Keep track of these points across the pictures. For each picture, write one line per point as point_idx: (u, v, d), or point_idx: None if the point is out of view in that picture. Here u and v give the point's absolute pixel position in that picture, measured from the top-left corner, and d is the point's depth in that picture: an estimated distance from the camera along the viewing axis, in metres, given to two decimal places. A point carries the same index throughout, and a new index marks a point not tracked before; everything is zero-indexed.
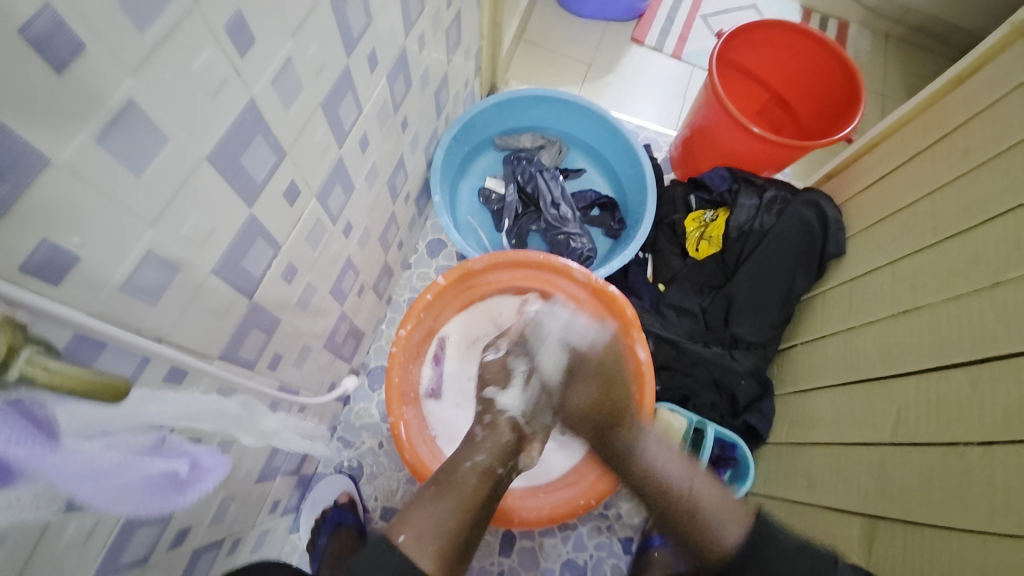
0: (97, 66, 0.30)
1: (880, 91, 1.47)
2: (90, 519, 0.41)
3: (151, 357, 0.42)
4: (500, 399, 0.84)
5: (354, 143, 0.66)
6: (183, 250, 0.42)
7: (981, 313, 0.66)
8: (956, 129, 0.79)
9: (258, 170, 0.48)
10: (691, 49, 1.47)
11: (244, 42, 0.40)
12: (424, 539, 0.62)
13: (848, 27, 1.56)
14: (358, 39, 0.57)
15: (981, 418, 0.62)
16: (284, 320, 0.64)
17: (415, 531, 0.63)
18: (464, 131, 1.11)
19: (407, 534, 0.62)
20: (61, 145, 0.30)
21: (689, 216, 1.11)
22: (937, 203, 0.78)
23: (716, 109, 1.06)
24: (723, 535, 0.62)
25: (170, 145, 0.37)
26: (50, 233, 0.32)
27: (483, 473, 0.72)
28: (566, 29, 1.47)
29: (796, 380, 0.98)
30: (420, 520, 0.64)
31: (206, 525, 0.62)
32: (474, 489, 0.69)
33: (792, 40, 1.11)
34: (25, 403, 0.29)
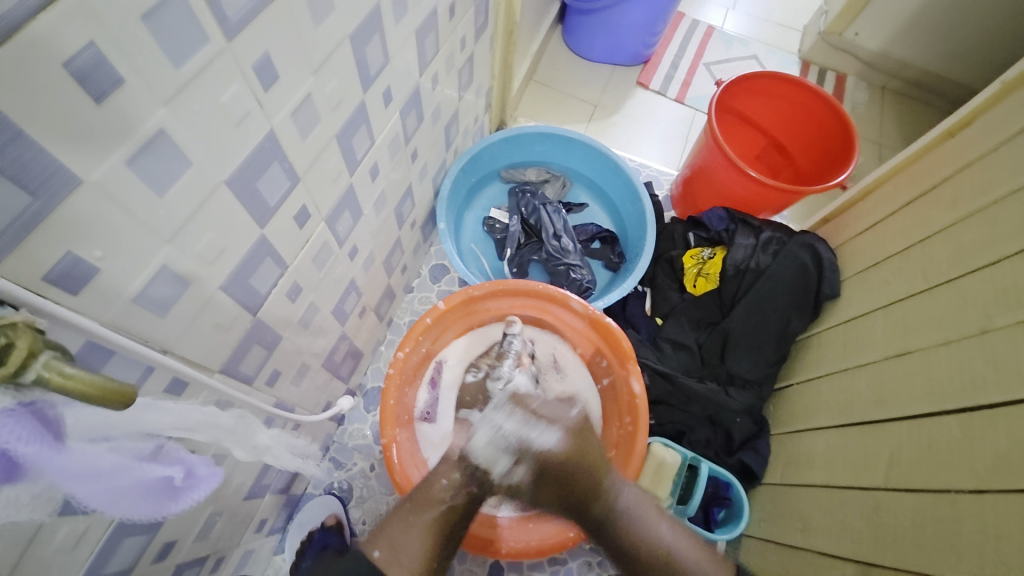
0: (133, 97, 0.33)
1: (877, 140, 1.52)
2: (81, 525, 0.42)
3: (155, 366, 0.44)
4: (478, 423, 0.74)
5: (365, 171, 0.69)
6: (195, 266, 0.44)
7: (971, 359, 0.66)
8: (946, 180, 0.82)
9: (271, 194, 0.50)
10: (693, 94, 1.53)
11: (269, 78, 0.43)
12: (398, 552, 0.63)
13: (846, 80, 1.63)
14: (375, 77, 0.61)
15: (972, 465, 0.62)
16: (285, 337, 0.66)
17: (388, 543, 0.63)
18: (472, 163, 1.16)
19: (382, 549, 0.62)
20: (94, 166, 0.33)
21: (686, 253, 1.14)
22: (927, 250, 0.80)
23: (714, 152, 1.10)
24: None
25: (193, 169, 0.40)
26: (75, 246, 0.34)
27: (456, 493, 0.69)
28: (574, 72, 1.54)
29: (791, 419, 0.98)
30: (393, 532, 0.65)
31: (191, 540, 0.62)
32: (447, 505, 0.68)
33: (788, 91, 1.16)
34: (38, 404, 0.31)
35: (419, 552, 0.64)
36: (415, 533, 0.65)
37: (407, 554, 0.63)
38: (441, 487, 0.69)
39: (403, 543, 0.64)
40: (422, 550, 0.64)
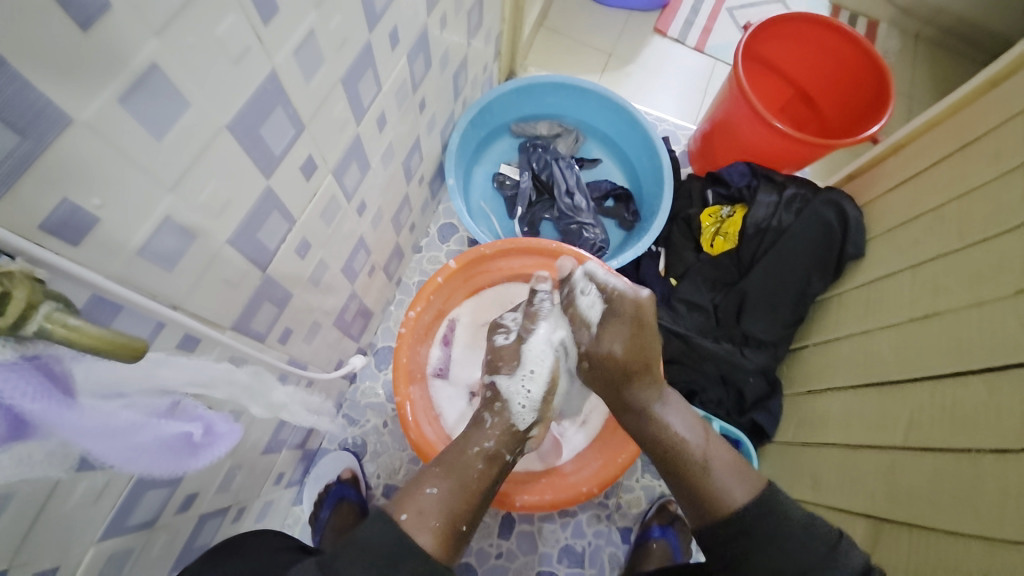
0: (122, 25, 0.30)
1: (908, 92, 1.43)
2: (102, 478, 0.42)
3: (166, 322, 0.43)
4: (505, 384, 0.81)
5: (372, 121, 0.65)
6: (200, 218, 0.42)
7: (1005, 320, 0.64)
8: (988, 133, 0.77)
9: (276, 141, 0.47)
10: (714, 42, 1.44)
11: (269, 10, 0.39)
12: (425, 515, 0.64)
13: (878, 26, 1.51)
14: (380, 14, 0.56)
15: (999, 426, 0.61)
16: (295, 295, 0.64)
17: (416, 509, 0.64)
18: (481, 116, 1.10)
19: (408, 513, 0.63)
20: (84, 104, 0.30)
21: (704, 212, 1.10)
22: (964, 207, 0.76)
23: (738, 103, 1.04)
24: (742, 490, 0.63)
25: (191, 111, 0.37)
26: (70, 192, 0.32)
27: (490, 459, 0.73)
28: (588, 17, 1.44)
29: (806, 380, 0.98)
30: (421, 499, 0.65)
31: (212, 492, 0.64)
32: (478, 476, 0.71)
33: (820, 36, 1.08)
34: (43, 358, 0.30)
35: (447, 517, 0.65)
36: (446, 495, 0.66)
37: (435, 515, 0.64)
38: (474, 453, 0.72)
39: (428, 507, 0.65)
40: (451, 517, 0.65)
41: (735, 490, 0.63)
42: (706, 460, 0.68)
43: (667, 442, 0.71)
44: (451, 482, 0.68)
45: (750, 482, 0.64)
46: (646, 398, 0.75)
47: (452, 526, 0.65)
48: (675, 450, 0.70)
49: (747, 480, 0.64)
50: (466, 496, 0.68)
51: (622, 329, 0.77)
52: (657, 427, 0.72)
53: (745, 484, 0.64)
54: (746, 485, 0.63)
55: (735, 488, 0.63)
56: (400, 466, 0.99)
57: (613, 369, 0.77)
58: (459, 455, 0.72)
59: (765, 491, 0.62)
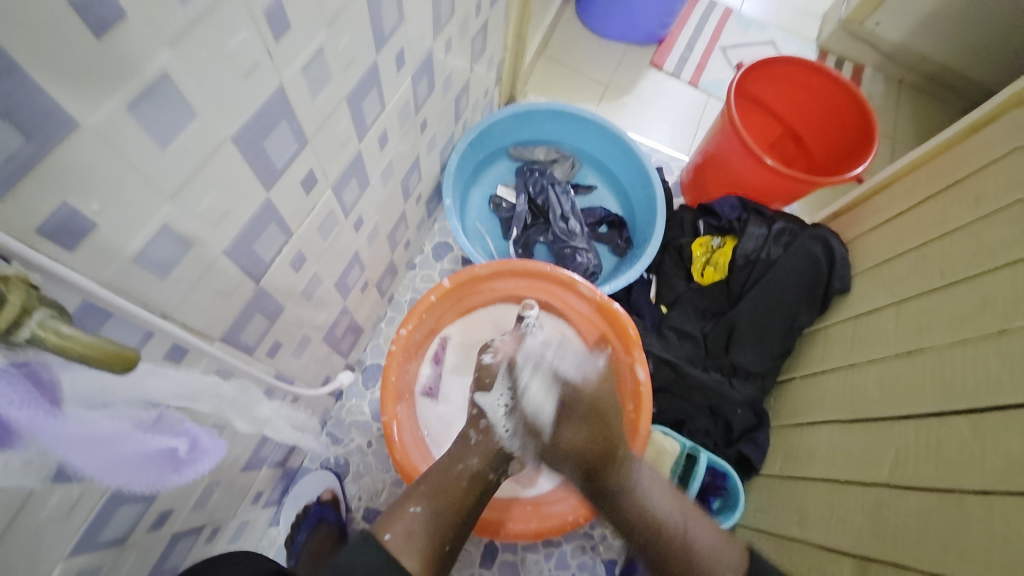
0: (136, 36, 0.30)
1: (891, 135, 1.50)
2: (75, 492, 0.40)
3: (155, 331, 0.42)
4: (483, 399, 0.82)
5: (374, 139, 0.66)
6: (198, 227, 0.42)
7: (987, 359, 0.66)
8: (969, 177, 0.80)
9: (278, 155, 0.48)
10: (708, 79, 1.49)
11: (280, 27, 0.40)
12: (412, 538, 0.62)
13: (863, 71, 1.59)
14: (388, 37, 0.58)
15: (983, 465, 0.61)
16: (287, 308, 0.64)
17: (403, 530, 0.62)
18: (480, 139, 1.12)
19: (393, 533, 0.62)
20: (91, 109, 0.30)
21: (696, 241, 1.12)
22: (946, 247, 0.79)
23: (730, 138, 1.07)
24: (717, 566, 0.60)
25: (197, 122, 0.37)
26: (70, 195, 0.31)
27: (473, 477, 0.72)
28: (587, 49, 1.50)
29: (793, 412, 0.98)
30: (408, 520, 0.64)
31: (187, 510, 0.61)
32: (462, 492, 0.69)
33: (808, 78, 1.12)
34: (31, 366, 0.29)
35: (433, 534, 0.64)
36: (432, 513, 0.65)
37: (420, 533, 0.63)
38: (460, 470, 0.71)
39: (416, 530, 0.63)
40: (434, 534, 0.64)
41: (720, 561, 0.60)
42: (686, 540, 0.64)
43: (644, 517, 0.66)
44: (437, 500, 0.67)
45: (733, 550, 0.62)
46: (618, 480, 0.69)
47: (436, 544, 0.63)
48: (655, 532, 0.65)
49: (731, 557, 0.61)
50: (450, 512, 0.66)
51: (583, 413, 0.76)
52: (635, 509, 0.67)
53: (732, 561, 0.60)
54: (732, 555, 0.61)
55: (722, 564, 0.60)
56: (383, 488, 0.96)
57: (570, 458, 0.74)
58: (444, 471, 0.70)
59: (747, 558, 0.61)
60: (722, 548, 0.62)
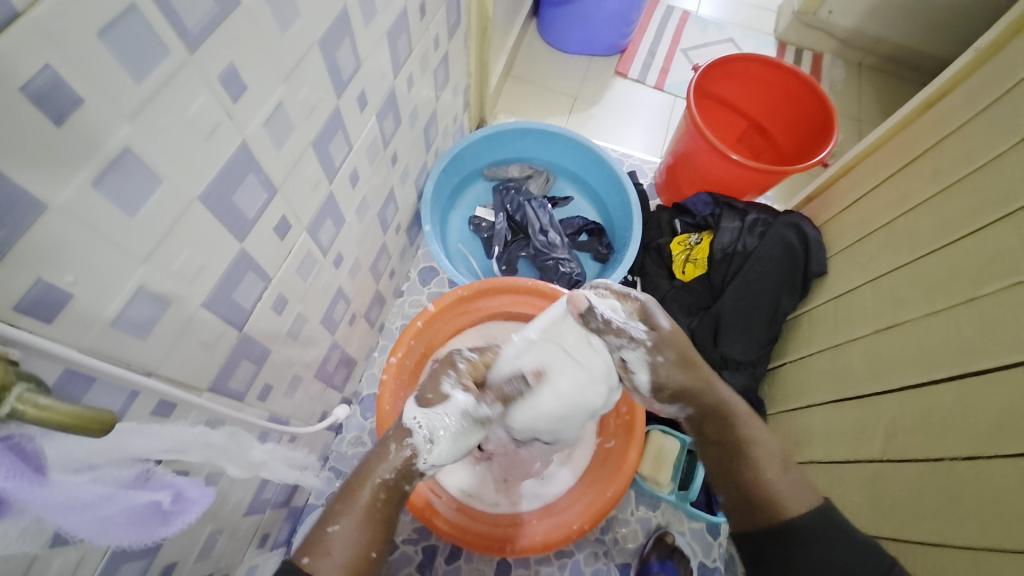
0: (95, 116, 0.32)
1: (856, 116, 1.53)
2: (76, 554, 0.41)
3: (140, 391, 0.43)
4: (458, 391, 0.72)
5: (345, 178, 0.69)
6: (174, 284, 0.44)
7: (960, 327, 0.67)
8: (926, 152, 0.83)
9: (249, 206, 0.50)
10: (672, 81, 1.53)
11: (237, 89, 0.42)
12: (334, 557, 0.57)
13: (821, 59, 1.63)
14: (348, 81, 0.60)
15: (966, 432, 0.63)
16: (274, 350, 0.65)
17: (323, 551, 0.57)
18: (454, 163, 1.15)
19: (313, 556, 0.56)
20: (57, 189, 0.32)
21: (674, 241, 1.14)
22: (912, 221, 0.81)
23: (695, 137, 1.10)
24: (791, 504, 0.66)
25: (164, 186, 0.39)
26: (44, 271, 0.33)
27: (391, 489, 0.62)
28: (552, 65, 1.54)
29: (787, 398, 0.99)
30: (333, 539, 0.58)
31: (192, 560, 0.62)
32: (383, 505, 0.61)
33: (765, 73, 1.16)
34: (15, 438, 0.30)
35: (357, 549, 0.58)
36: (354, 531, 0.59)
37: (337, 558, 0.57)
38: (376, 484, 0.62)
39: (339, 548, 0.57)
40: (358, 546, 0.58)
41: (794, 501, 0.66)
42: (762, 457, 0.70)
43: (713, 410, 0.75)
44: (358, 517, 0.60)
45: (809, 496, 0.66)
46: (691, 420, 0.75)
47: (364, 556, 0.58)
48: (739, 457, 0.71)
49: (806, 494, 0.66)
50: (371, 529, 0.60)
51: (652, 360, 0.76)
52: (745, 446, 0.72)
53: (805, 497, 0.66)
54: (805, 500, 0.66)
55: (791, 501, 0.66)
56: None
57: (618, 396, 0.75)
58: (356, 487, 0.61)
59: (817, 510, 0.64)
60: (796, 481, 0.68)
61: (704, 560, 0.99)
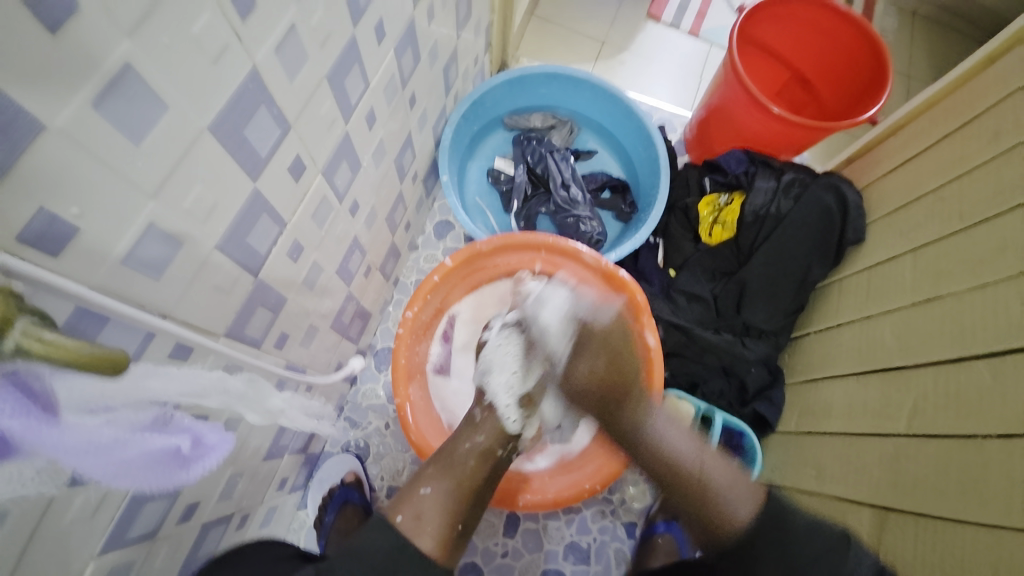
0: (92, 26, 0.28)
1: (905, 72, 1.42)
2: (97, 494, 0.41)
3: (156, 332, 0.42)
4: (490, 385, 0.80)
5: (361, 119, 0.64)
6: (185, 224, 0.41)
7: (1008, 302, 0.63)
8: (987, 111, 0.75)
9: (262, 143, 0.46)
10: (707, 27, 1.42)
11: (247, 6, 0.38)
12: (423, 518, 0.62)
13: (873, 5, 1.49)
14: (365, 8, 0.55)
15: (1003, 411, 0.60)
16: (290, 299, 0.63)
17: (413, 510, 0.62)
18: (473, 110, 1.09)
19: (403, 514, 0.61)
20: (56, 109, 0.29)
21: (702, 200, 1.08)
22: (965, 187, 0.75)
23: (733, 88, 1.02)
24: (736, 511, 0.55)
25: (170, 114, 0.36)
26: (47, 201, 0.31)
27: (481, 455, 0.71)
28: (579, 5, 1.42)
29: (808, 368, 0.97)
30: (418, 500, 0.63)
31: (214, 500, 0.63)
32: (472, 469, 0.69)
33: (816, 16, 1.06)
34: (20, 375, 0.29)
35: (442, 513, 0.63)
36: (443, 493, 0.65)
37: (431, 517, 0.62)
38: (467, 449, 0.71)
39: (426, 510, 0.63)
40: (447, 514, 0.63)
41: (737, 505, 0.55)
42: (698, 474, 0.61)
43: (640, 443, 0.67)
44: (452, 482, 0.67)
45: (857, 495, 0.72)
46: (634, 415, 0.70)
47: (451, 524, 0.63)
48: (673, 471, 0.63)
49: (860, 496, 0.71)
50: (463, 492, 0.66)
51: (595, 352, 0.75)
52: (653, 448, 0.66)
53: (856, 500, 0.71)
54: (750, 499, 0.56)
55: (735, 504, 0.56)
56: (404, 467, 0.99)
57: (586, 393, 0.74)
58: (447, 456, 0.70)
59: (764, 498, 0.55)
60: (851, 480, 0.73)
61: None
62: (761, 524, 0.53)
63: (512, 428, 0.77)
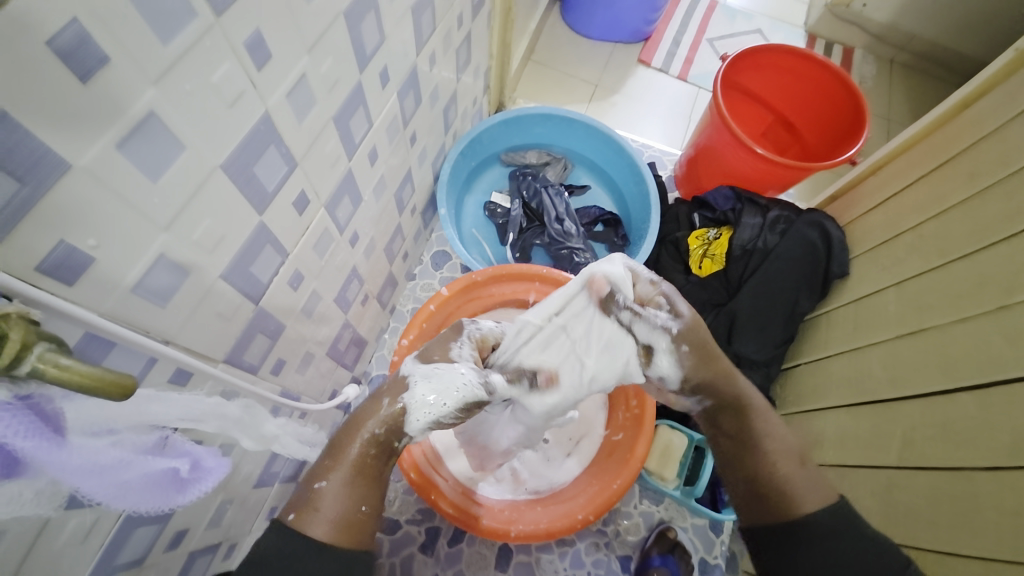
0: (120, 78, 0.31)
1: (885, 115, 1.49)
2: (90, 516, 0.42)
3: (158, 358, 0.43)
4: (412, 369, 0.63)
5: (364, 156, 0.68)
6: (193, 254, 0.43)
7: (989, 336, 0.65)
8: (962, 153, 0.79)
9: (269, 179, 0.49)
10: (696, 72, 1.49)
11: (262, 57, 0.41)
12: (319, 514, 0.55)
13: (852, 53, 1.58)
14: (371, 56, 0.59)
15: (988, 443, 0.61)
16: (288, 326, 0.65)
17: (306, 506, 0.56)
18: (471, 147, 1.14)
19: (299, 512, 0.56)
20: (82, 150, 0.31)
21: (692, 234, 1.12)
22: (943, 225, 0.78)
23: (719, 129, 1.07)
24: (802, 502, 0.62)
25: (186, 153, 0.38)
26: (67, 234, 0.33)
27: (378, 448, 0.59)
28: (574, 50, 1.51)
29: (799, 400, 0.98)
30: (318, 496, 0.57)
31: (202, 528, 0.63)
32: (366, 462, 0.59)
33: (796, 65, 1.12)
34: (33, 398, 0.30)
35: (343, 505, 0.56)
36: (338, 488, 0.57)
37: (330, 511, 0.56)
38: (360, 442, 0.59)
39: (325, 505, 0.56)
40: (350, 499, 0.57)
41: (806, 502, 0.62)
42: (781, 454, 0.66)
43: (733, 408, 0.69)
44: (347, 471, 0.58)
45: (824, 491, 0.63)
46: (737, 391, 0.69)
47: (352, 510, 0.57)
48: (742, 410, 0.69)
49: (819, 490, 0.63)
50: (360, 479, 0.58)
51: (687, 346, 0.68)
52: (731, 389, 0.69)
53: (817, 494, 0.63)
54: (817, 497, 0.63)
55: (805, 495, 0.63)
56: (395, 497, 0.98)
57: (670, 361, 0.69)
58: (345, 441, 0.59)
59: (831, 506, 0.62)
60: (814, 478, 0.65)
61: (706, 557, 0.99)
62: (825, 525, 0.60)
63: (414, 428, 0.60)
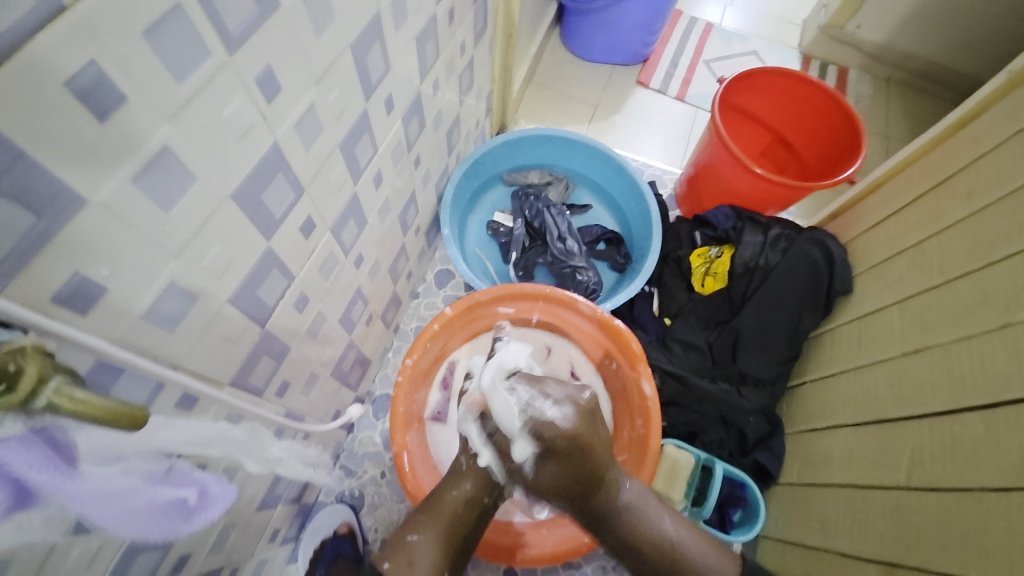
0: (136, 115, 0.33)
1: (883, 132, 1.51)
2: (95, 542, 0.42)
3: (165, 383, 0.44)
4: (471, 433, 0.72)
5: (369, 180, 0.69)
6: (202, 280, 0.44)
7: (993, 354, 0.65)
8: (959, 172, 0.80)
9: (277, 206, 0.50)
10: (695, 92, 1.52)
11: (271, 90, 0.43)
12: (413, 565, 0.63)
13: (849, 73, 1.61)
14: (376, 85, 0.61)
15: (998, 463, 0.60)
16: (293, 347, 0.66)
17: (404, 556, 0.63)
18: (474, 168, 1.15)
19: (392, 561, 0.63)
20: (98, 185, 0.32)
21: (694, 252, 1.13)
22: (943, 243, 0.79)
23: (718, 149, 1.09)
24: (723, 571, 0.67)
25: (198, 184, 0.40)
26: (81, 265, 0.34)
27: (468, 504, 0.69)
28: (574, 72, 1.54)
29: (806, 418, 0.97)
30: (409, 546, 0.65)
31: (205, 553, 0.62)
32: (457, 518, 0.68)
33: (792, 86, 1.14)
34: (47, 430, 0.31)
35: (429, 562, 0.64)
36: (430, 542, 0.65)
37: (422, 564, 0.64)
38: (454, 497, 0.69)
39: (418, 559, 0.64)
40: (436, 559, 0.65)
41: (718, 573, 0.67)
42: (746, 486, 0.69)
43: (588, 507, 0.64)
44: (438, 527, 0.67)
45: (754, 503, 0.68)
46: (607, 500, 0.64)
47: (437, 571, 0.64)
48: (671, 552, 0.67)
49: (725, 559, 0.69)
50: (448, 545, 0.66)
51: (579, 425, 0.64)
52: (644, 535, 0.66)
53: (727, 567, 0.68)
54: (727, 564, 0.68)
55: (718, 568, 0.67)
56: (399, 518, 0.97)
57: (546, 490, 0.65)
58: (438, 501, 0.69)
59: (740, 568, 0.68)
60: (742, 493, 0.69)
61: None
62: None
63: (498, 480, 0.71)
